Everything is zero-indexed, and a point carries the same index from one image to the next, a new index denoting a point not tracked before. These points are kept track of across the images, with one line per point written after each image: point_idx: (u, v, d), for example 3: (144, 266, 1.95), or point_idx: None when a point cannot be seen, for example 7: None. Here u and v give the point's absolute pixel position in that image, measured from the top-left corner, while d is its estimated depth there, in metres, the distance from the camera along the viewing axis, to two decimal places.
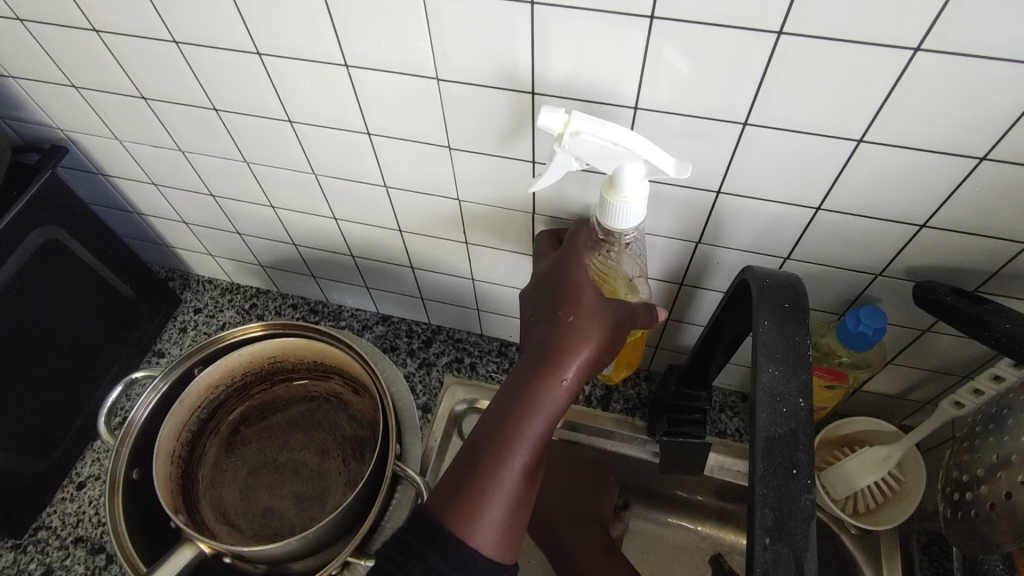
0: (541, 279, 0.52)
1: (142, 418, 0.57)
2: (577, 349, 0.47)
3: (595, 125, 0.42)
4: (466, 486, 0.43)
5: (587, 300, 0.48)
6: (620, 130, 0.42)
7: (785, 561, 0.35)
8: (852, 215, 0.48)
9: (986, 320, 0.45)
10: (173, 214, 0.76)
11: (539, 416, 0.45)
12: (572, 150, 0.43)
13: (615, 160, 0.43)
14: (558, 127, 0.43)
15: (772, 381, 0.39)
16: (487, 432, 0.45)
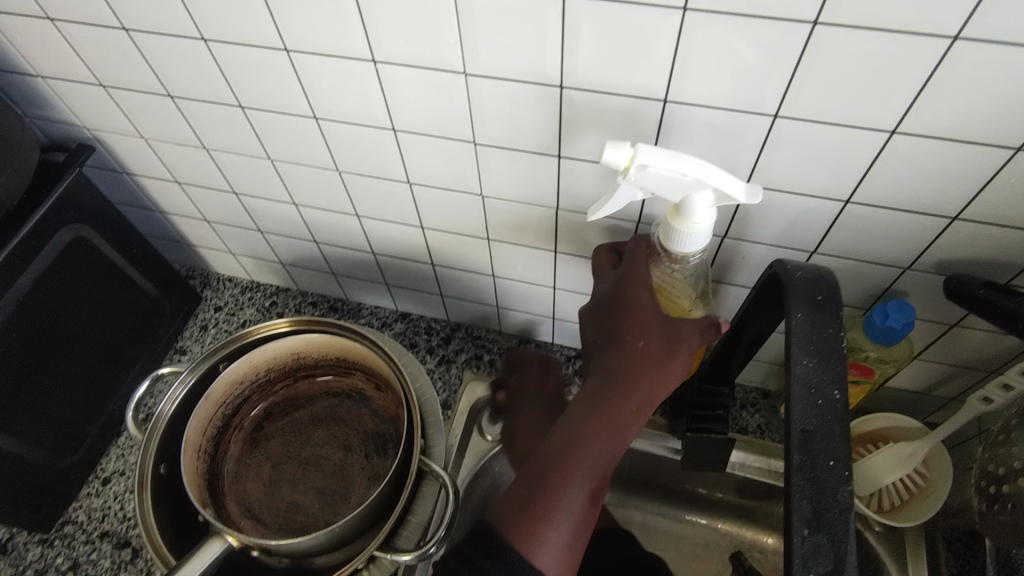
0: (603, 299, 0.52)
1: (169, 413, 0.58)
2: (644, 372, 0.47)
3: (663, 157, 0.42)
4: (531, 506, 0.43)
5: (654, 323, 0.49)
6: (688, 159, 0.42)
7: (824, 552, 0.35)
8: (882, 208, 0.47)
9: (1020, 313, 0.44)
10: (195, 212, 0.76)
11: (607, 440, 0.46)
12: (638, 183, 0.43)
13: (685, 190, 0.43)
14: (624, 161, 0.43)
15: (807, 373, 0.39)
16: (552, 453, 0.45)
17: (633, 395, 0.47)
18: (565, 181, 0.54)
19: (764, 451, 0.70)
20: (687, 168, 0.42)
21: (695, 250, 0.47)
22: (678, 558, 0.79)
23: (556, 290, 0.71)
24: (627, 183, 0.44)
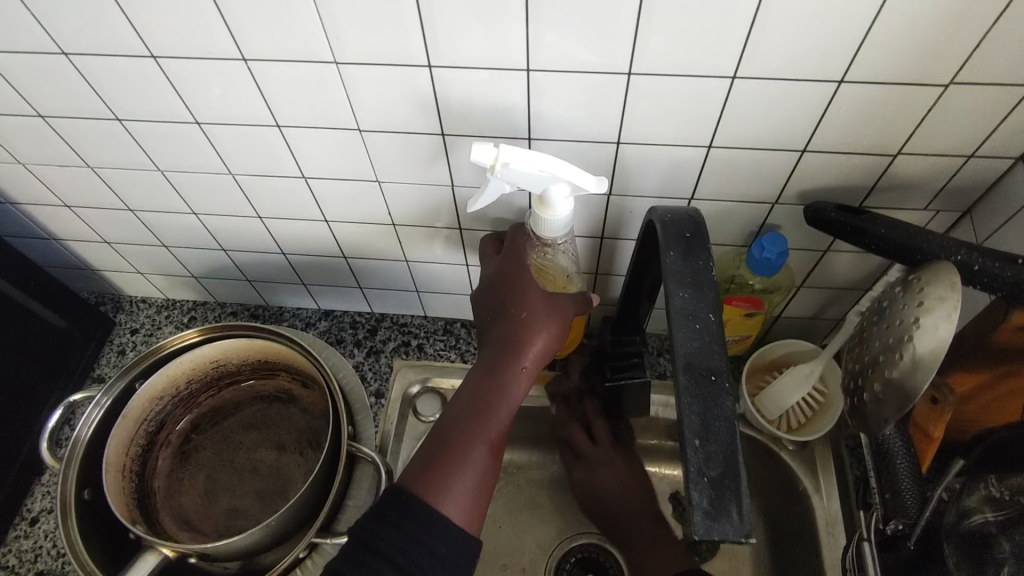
0: (489, 279, 0.57)
1: (87, 436, 0.57)
2: (529, 337, 0.52)
3: (522, 156, 0.47)
4: (437, 465, 0.48)
5: (535, 292, 0.54)
6: (547, 157, 0.48)
7: (716, 459, 0.36)
8: (740, 149, 0.52)
9: (865, 229, 0.49)
10: (93, 234, 0.74)
11: (501, 401, 0.50)
12: (504, 176, 0.49)
13: (543, 183, 0.49)
14: (489, 160, 0.49)
15: (684, 304, 0.40)
16: (454, 417, 0.50)
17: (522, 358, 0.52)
18: (454, 157, 0.56)
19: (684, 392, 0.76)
20: (546, 165, 0.48)
21: (560, 235, 0.53)
22: None
23: (470, 267, 0.73)
24: (494, 177, 0.49)
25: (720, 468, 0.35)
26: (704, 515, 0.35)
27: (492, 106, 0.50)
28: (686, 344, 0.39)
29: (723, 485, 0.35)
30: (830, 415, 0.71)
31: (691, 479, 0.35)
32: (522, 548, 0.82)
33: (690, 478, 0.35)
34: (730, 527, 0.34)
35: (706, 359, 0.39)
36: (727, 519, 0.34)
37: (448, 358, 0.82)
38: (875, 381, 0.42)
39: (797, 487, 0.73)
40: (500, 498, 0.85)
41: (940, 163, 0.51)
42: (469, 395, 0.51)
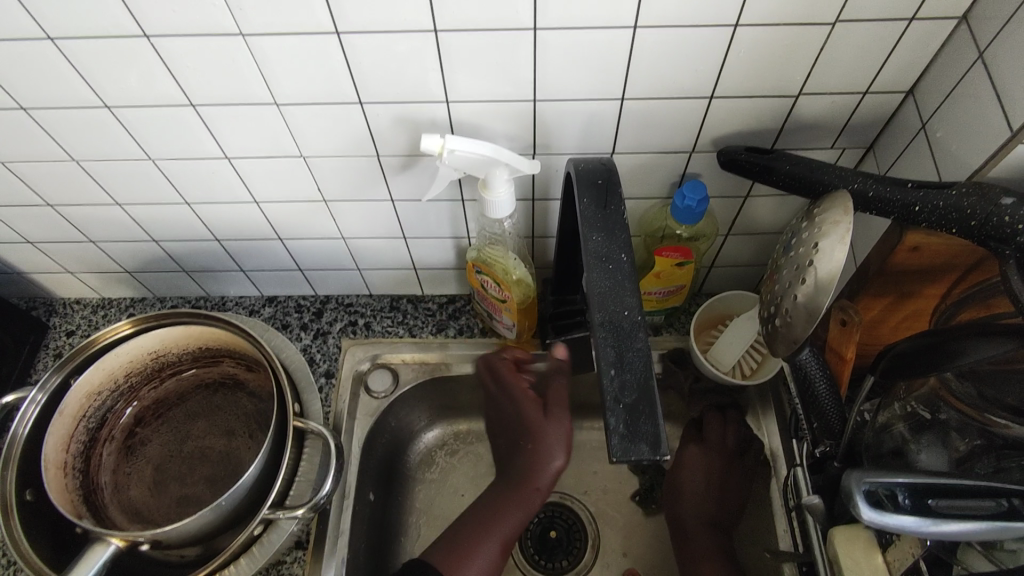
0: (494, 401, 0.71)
1: (24, 434, 0.56)
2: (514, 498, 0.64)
3: (466, 143, 0.52)
4: (453, 548, 0.63)
5: (536, 419, 0.63)
6: (490, 144, 0.53)
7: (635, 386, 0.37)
8: (652, 99, 0.53)
9: (773, 167, 0.52)
10: (14, 235, 0.72)
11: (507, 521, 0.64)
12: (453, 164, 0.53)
13: (487, 166, 0.54)
14: (436, 148, 0.53)
15: (598, 246, 0.42)
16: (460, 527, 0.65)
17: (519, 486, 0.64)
18: (375, 126, 0.56)
19: None
20: (489, 149, 0.53)
21: (505, 215, 0.57)
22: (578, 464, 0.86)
23: (408, 239, 0.73)
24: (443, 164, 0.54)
25: (636, 394, 0.37)
26: (621, 438, 0.36)
27: (406, 71, 0.51)
28: (598, 284, 0.40)
29: (639, 408, 0.36)
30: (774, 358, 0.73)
31: (607, 405, 0.36)
32: None
33: (606, 403, 0.36)
34: (647, 446, 0.36)
35: (618, 297, 0.40)
36: (644, 440, 0.36)
37: (397, 334, 0.82)
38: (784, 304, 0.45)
39: None
40: (460, 468, 0.86)
41: (838, 100, 0.54)
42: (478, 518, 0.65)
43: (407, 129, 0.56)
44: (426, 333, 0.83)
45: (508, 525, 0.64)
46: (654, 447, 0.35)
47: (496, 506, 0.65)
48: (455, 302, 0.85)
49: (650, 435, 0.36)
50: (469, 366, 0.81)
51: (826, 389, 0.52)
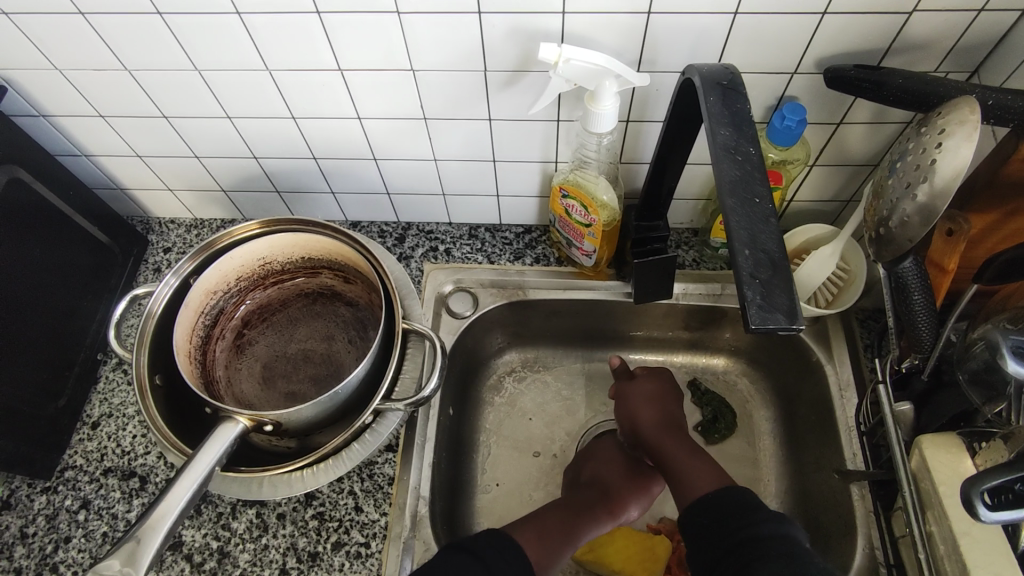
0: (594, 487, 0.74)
1: (158, 312, 0.61)
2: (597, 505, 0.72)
3: (582, 52, 0.55)
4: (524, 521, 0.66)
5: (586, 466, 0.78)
6: (605, 56, 0.56)
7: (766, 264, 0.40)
8: (765, 14, 0.54)
9: (884, 82, 0.53)
10: (125, 148, 0.76)
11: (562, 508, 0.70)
12: (566, 74, 0.56)
13: (598, 77, 0.56)
14: (552, 57, 0.55)
15: (726, 140, 0.44)
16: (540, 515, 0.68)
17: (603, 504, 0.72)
18: (489, 39, 0.58)
19: (700, 279, 0.83)
20: (602, 59, 0.56)
21: (606, 130, 0.60)
22: None
23: (497, 163, 0.76)
24: (556, 74, 0.57)
25: (769, 270, 0.39)
26: (757, 310, 0.39)
27: None
28: (729, 174, 0.42)
29: (774, 283, 0.39)
30: (855, 286, 0.75)
31: (743, 280, 0.39)
32: (554, 435, 0.87)
33: (742, 278, 0.39)
34: (782, 316, 0.38)
35: (747, 186, 0.42)
36: (778, 311, 0.38)
37: (476, 260, 0.86)
38: (888, 209, 0.47)
39: (810, 358, 0.78)
40: (529, 393, 0.90)
41: (952, 19, 0.54)
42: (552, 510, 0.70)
43: (519, 41, 0.58)
44: (504, 261, 0.86)
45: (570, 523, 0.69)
46: (789, 317, 0.38)
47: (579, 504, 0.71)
48: (532, 233, 0.88)
49: (784, 306, 0.38)
50: (546, 293, 0.83)
51: (924, 300, 0.53)
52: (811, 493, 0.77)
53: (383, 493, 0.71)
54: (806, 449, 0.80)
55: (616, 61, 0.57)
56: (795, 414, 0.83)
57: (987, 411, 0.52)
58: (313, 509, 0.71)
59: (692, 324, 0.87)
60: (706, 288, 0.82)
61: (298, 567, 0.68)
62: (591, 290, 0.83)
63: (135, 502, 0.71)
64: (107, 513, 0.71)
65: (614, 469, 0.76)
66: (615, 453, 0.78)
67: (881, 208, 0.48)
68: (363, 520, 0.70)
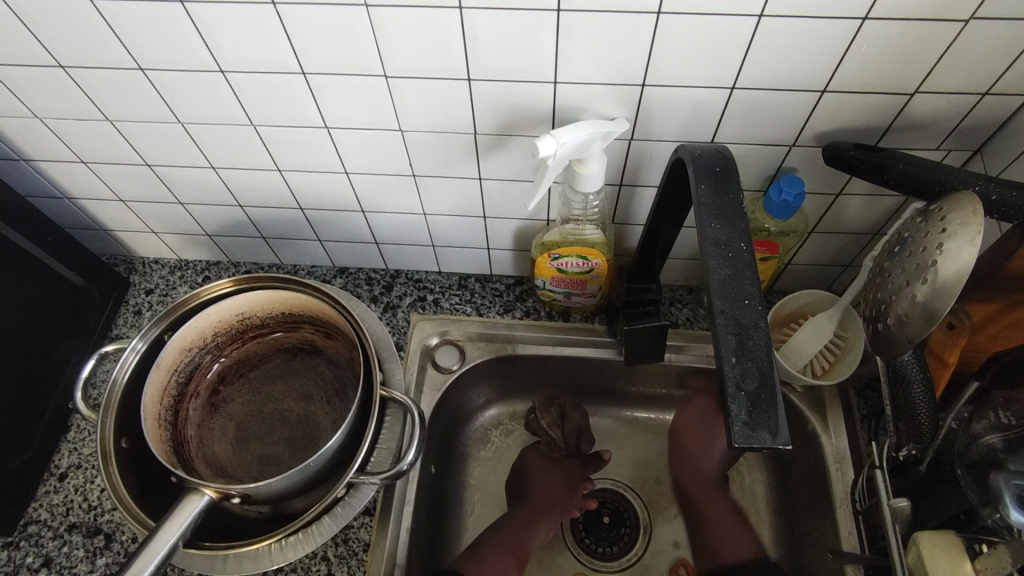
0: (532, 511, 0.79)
1: (126, 376, 0.58)
2: (529, 523, 0.79)
3: (574, 129, 0.53)
4: (474, 546, 0.76)
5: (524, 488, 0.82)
6: (588, 122, 0.54)
7: (752, 373, 0.37)
8: (762, 90, 0.53)
9: (884, 165, 0.51)
10: (108, 192, 0.74)
11: (499, 531, 0.78)
12: (562, 156, 0.54)
13: (587, 144, 0.54)
14: (551, 146, 0.52)
15: (716, 233, 0.42)
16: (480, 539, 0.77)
17: (536, 519, 0.79)
18: (479, 104, 0.57)
19: (694, 339, 0.81)
20: (590, 127, 0.54)
21: (595, 189, 0.58)
22: (634, 453, 0.87)
23: (487, 219, 0.74)
24: (554, 161, 0.54)
25: (756, 382, 0.37)
26: (742, 426, 0.37)
27: (519, 50, 0.51)
28: (718, 272, 0.40)
29: (760, 397, 0.37)
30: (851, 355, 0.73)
31: (729, 392, 0.37)
32: None
33: (728, 391, 0.37)
34: (769, 435, 0.36)
35: (736, 285, 0.41)
36: (763, 427, 0.36)
37: (464, 312, 0.84)
38: (885, 306, 0.45)
39: (805, 427, 0.76)
40: (515, 448, 0.87)
41: (954, 101, 0.53)
42: (493, 529, 0.78)
43: (509, 107, 0.57)
44: (493, 313, 0.84)
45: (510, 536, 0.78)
46: (776, 436, 0.36)
47: (512, 526, 0.78)
48: (522, 284, 0.86)
49: (771, 423, 0.36)
50: (535, 349, 0.81)
51: (923, 393, 0.51)
52: (805, 568, 0.74)
53: (358, 559, 0.68)
54: (799, 521, 0.77)
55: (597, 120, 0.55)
56: (788, 482, 0.80)
57: (986, 515, 0.49)
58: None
59: (685, 382, 0.85)
60: (699, 349, 0.80)
61: None
62: (581, 346, 0.81)
63: (98, 562, 0.68)
64: (69, 573, 0.68)
65: (542, 482, 0.82)
66: (543, 479, 0.82)
67: (877, 303, 0.46)
68: None
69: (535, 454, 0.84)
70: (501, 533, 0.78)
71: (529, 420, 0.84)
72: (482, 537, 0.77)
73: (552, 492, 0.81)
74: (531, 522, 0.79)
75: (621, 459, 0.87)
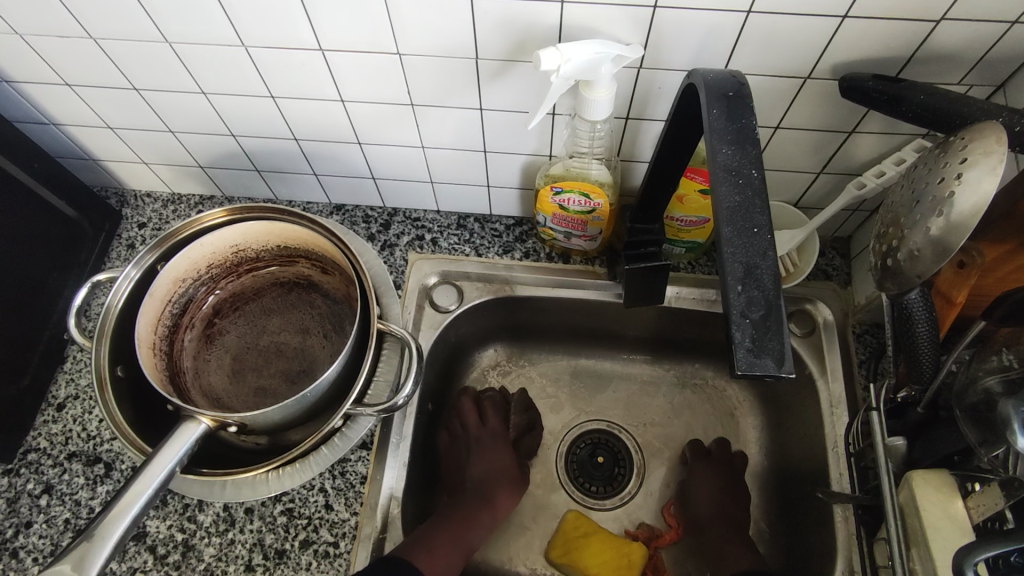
0: (484, 500, 0.73)
1: (119, 303, 0.57)
2: (479, 513, 0.72)
3: (579, 46, 0.51)
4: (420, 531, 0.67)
5: (473, 478, 0.76)
6: (598, 41, 0.52)
7: (759, 300, 0.36)
8: (780, 15, 0.50)
9: (903, 96, 0.49)
10: (95, 118, 0.72)
11: (444, 532, 0.68)
12: (568, 75, 0.52)
13: (596, 66, 0.52)
14: (556, 63, 0.50)
15: (727, 159, 0.41)
16: (429, 528, 0.68)
17: (485, 511, 0.72)
18: (481, 26, 0.54)
19: (697, 284, 0.79)
20: (598, 46, 0.51)
21: (601, 116, 0.57)
22: (630, 396, 0.88)
23: (488, 154, 0.72)
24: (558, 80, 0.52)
25: (763, 310, 0.36)
26: (744, 353, 0.36)
27: None
28: (728, 198, 0.39)
29: (765, 326, 0.36)
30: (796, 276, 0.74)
31: (734, 320, 0.36)
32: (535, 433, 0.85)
33: (732, 318, 0.36)
34: (771, 362, 0.35)
35: (747, 212, 0.39)
36: (767, 355, 0.36)
37: (463, 252, 0.82)
38: (896, 243, 0.44)
39: (803, 372, 0.76)
40: (513, 389, 0.88)
41: (981, 30, 0.50)
42: (433, 522, 0.69)
43: (513, 31, 0.54)
44: (493, 254, 0.82)
45: (466, 533, 0.69)
46: (779, 363, 0.35)
47: (463, 516, 0.71)
48: (522, 226, 0.84)
49: (774, 351, 0.36)
50: (534, 290, 0.80)
51: (928, 332, 0.50)
52: (795, 509, 0.76)
53: (355, 491, 0.69)
54: (792, 463, 0.78)
55: (609, 42, 0.53)
56: (784, 428, 0.80)
57: (983, 453, 0.49)
58: (281, 505, 0.69)
59: (685, 328, 0.84)
60: (701, 294, 0.79)
61: (264, 564, 0.66)
62: (581, 288, 0.80)
63: (99, 489, 0.69)
64: (70, 499, 0.69)
65: (493, 471, 0.76)
66: (494, 469, 0.77)
67: (888, 240, 0.45)
68: (332, 518, 0.68)
69: (488, 435, 0.79)
70: (449, 526, 0.69)
71: (487, 394, 0.83)
72: (419, 536, 0.66)
73: (506, 488, 0.76)
74: (481, 511, 0.72)
75: (617, 403, 0.87)
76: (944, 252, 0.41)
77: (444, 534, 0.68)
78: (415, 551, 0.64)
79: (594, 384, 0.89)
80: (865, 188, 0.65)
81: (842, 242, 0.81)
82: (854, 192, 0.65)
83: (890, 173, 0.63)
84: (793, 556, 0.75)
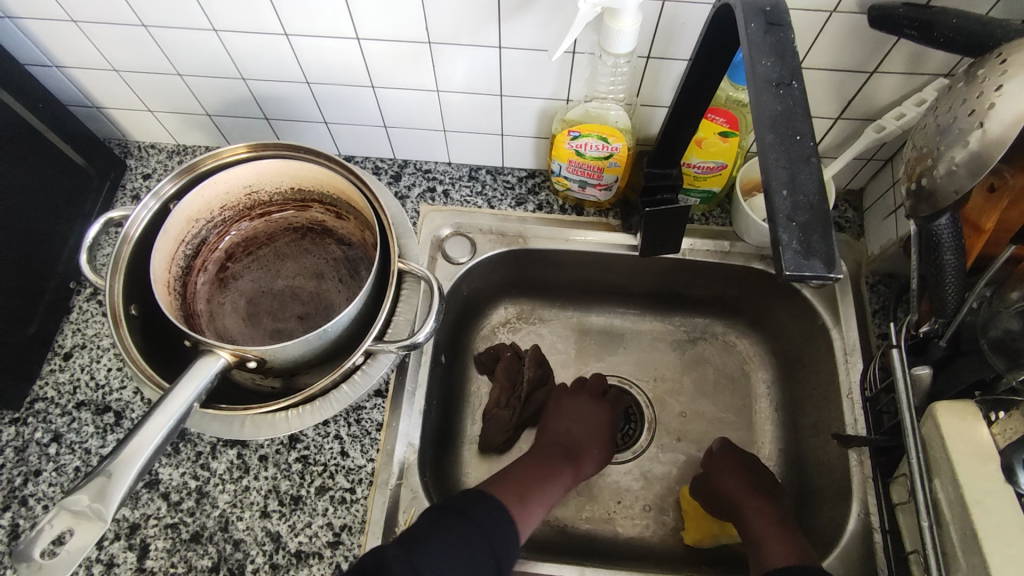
0: (564, 449, 0.73)
1: (135, 238, 0.56)
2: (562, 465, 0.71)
3: None
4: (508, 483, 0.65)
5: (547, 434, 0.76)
6: None
7: (804, 204, 0.36)
8: None
9: (934, 22, 0.49)
10: (100, 60, 0.70)
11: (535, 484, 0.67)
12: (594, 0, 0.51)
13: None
14: None
15: (767, 71, 0.40)
16: (520, 476, 0.67)
17: (567, 462, 0.72)
18: None
19: (710, 235, 0.79)
20: None
21: (625, 50, 0.56)
22: (641, 351, 0.87)
23: (504, 98, 0.71)
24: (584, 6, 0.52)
25: (809, 213, 0.36)
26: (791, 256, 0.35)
27: None
28: (769, 108, 0.39)
29: (812, 228, 0.35)
30: None
31: (780, 223, 0.36)
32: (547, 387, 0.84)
33: (778, 221, 0.36)
34: (819, 264, 0.35)
35: (788, 122, 0.39)
36: (815, 257, 0.35)
37: (475, 204, 0.81)
38: (930, 163, 0.44)
39: (816, 321, 0.76)
40: (523, 344, 0.87)
41: None
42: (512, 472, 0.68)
43: None
44: (505, 206, 0.81)
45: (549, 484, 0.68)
46: (827, 265, 0.35)
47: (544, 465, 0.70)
48: (535, 177, 0.83)
49: (822, 254, 0.35)
50: (548, 242, 0.80)
51: (953, 261, 0.50)
52: (808, 458, 0.76)
53: (371, 438, 0.69)
54: (804, 412, 0.78)
55: None
56: (795, 379, 0.80)
57: (1010, 379, 0.50)
58: (296, 451, 0.68)
59: (696, 283, 0.84)
60: (714, 245, 0.79)
61: (280, 510, 0.66)
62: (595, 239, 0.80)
63: (109, 438, 0.68)
64: (79, 448, 0.67)
65: (581, 422, 0.77)
66: (589, 425, 0.77)
67: (921, 162, 0.45)
68: (349, 465, 0.68)
69: (573, 394, 0.80)
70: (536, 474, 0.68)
71: (502, 348, 0.82)
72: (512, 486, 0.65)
73: (594, 442, 0.75)
74: (564, 461, 0.72)
75: (628, 357, 0.87)
76: (983, 165, 0.41)
77: (535, 486, 0.66)
78: (509, 496, 0.63)
79: (605, 339, 0.88)
80: (884, 130, 0.64)
81: (854, 195, 0.81)
82: (872, 136, 0.65)
83: (911, 115, 0.63)
84: (804, 505, 0.75)
